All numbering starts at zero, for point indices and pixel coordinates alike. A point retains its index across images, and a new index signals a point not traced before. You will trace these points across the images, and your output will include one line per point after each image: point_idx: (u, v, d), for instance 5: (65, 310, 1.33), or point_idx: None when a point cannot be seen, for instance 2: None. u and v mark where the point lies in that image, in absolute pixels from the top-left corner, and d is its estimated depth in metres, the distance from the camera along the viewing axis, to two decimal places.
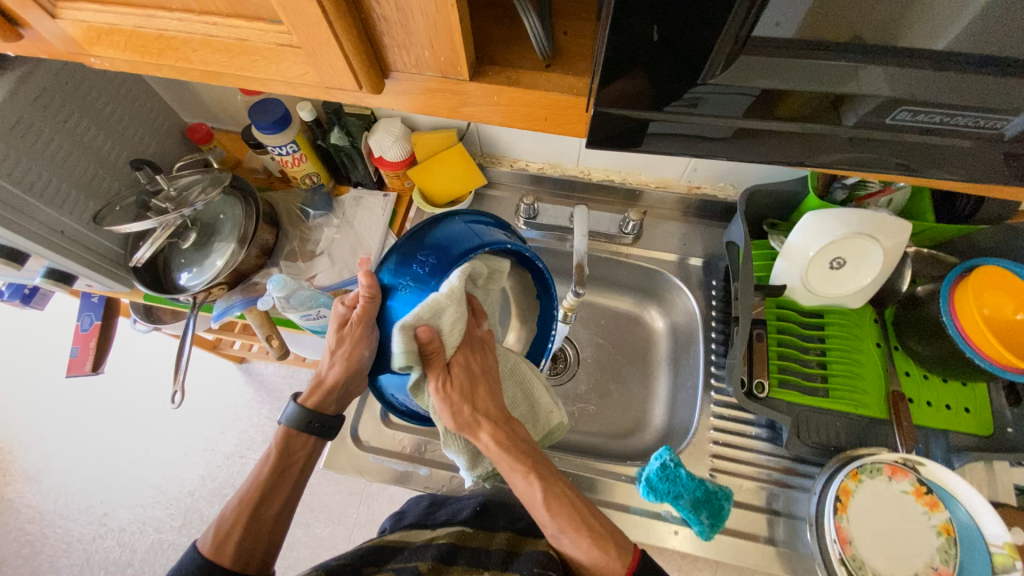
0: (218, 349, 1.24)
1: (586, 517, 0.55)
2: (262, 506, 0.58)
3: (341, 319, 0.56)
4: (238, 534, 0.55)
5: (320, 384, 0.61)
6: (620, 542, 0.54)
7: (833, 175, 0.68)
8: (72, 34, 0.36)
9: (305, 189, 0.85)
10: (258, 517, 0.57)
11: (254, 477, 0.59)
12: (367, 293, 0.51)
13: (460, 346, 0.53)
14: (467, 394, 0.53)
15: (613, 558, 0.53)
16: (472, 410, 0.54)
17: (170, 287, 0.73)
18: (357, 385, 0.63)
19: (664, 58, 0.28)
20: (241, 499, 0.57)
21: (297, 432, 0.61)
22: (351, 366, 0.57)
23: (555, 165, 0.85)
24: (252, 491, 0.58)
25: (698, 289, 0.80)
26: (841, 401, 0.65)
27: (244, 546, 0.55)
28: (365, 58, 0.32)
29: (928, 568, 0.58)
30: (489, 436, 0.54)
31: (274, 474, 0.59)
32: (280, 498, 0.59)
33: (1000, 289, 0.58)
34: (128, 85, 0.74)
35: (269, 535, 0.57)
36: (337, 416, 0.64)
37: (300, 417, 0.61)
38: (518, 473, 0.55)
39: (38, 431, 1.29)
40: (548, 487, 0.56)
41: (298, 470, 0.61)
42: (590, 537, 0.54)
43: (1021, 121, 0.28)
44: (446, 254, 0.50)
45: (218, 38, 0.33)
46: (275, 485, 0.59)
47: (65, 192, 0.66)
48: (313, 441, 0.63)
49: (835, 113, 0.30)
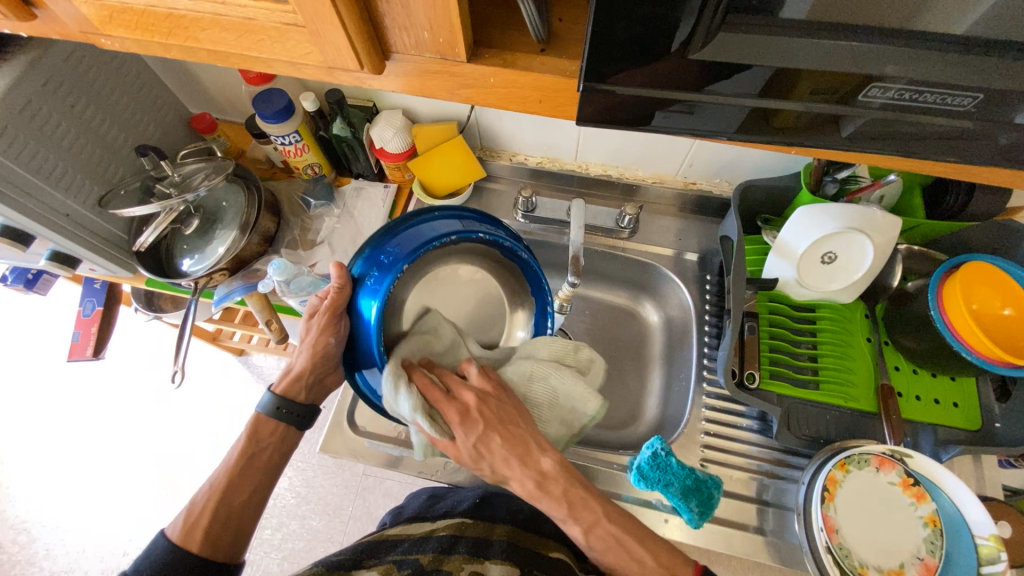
0: (218, 340, 1.25)
1: (634, 548, 0.50)
2: (230, 494, 0.57)
3: (314, 310, 0.56)
4: (206, 520, 0.55)
5: (292, 371, 0.62)
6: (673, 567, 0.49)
7: (824, 168, 0.67)
8: (84, 13, 0.37)
9: (306, 179, 0.86)
10: (226, 503, 0.57)
11: (223, 462, 0.59)
12: (337, 285, 0.53)
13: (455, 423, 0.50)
14: (485, 458, 0.51)
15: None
16: (495, 467, 0.51)
17: (172, 273, 0.74)
18: (329, 373, 0.63)
19: (651, 36, 0.29)
20: (210, 482, 0.58)
21: (267, 418, 0.62)
22: (316, 353, 0.58)
23: (553, 159, 0.87)
24: (223, 475, 0.59)
25: (692, 283, 0.81)
26: (831, 394, 0.66)
27: (213, 532, 0.55)
28: (367, 39, 0.33)
29: (914, 558, 0.58)
30: (518, 486, 0.51)
31: (243, 460, 0.59)
32: (250, 486, 0.59)
33: (988, 285, 0.60)
34: (134, 73, 0.76)
35: (238, 523, 0.57)
36: (308, 406, 0.63)
37: (271, 404, 0.62)
38: (560, 518, 0.51)
39: (36, 419, 1.30)
40: (586, 522, 0.51)
41: (265, 457, 0.60)
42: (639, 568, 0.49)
43: (995, 103, 0.29)
44: (407, 246, 0.51)
45: (225, 16, 0.35)
46: (245, 473, 0.59)
47: (71, 176, 0.67)
48: (283, 430, 0.62)
49: (813, 88, 0.31)
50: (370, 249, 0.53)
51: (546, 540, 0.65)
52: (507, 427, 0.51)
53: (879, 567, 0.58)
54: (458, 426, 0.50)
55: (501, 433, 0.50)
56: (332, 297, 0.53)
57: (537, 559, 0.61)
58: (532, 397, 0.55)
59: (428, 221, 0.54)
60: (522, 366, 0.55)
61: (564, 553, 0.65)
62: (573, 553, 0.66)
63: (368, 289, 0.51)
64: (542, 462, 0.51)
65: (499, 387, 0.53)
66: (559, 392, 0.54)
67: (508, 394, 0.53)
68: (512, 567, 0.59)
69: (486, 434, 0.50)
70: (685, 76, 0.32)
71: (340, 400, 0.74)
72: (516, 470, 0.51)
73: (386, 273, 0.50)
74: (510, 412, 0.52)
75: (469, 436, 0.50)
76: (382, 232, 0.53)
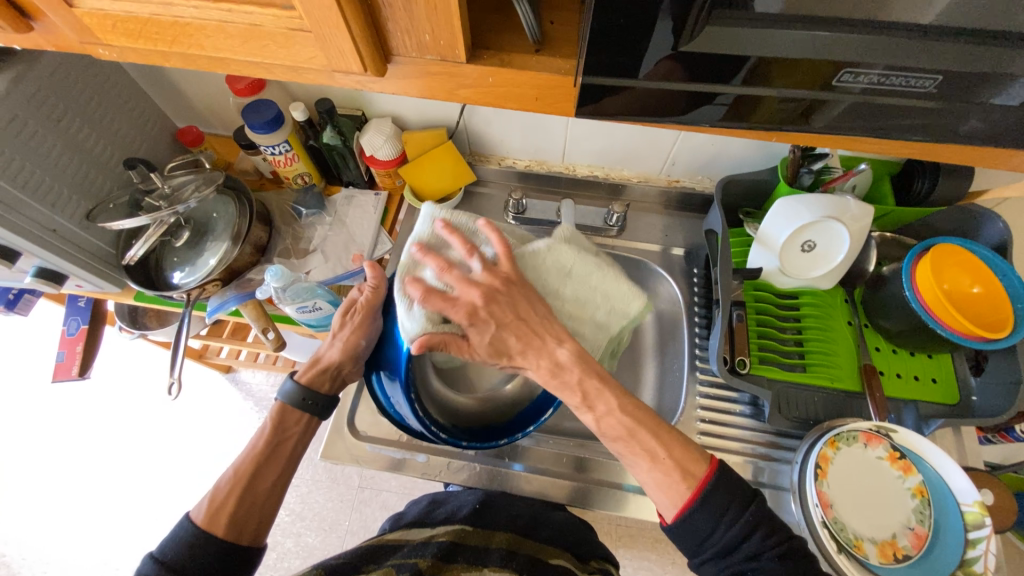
0: (205, 357, 1.22)
1: (646, 440, 0.50)
2: (256, 479, 0.57)
3: (353, 302, 0.64)
4: (233, 502, 0.54)
5: (320, 361, 0.64)
6: (684, 464, 0.49)
7: (801, 161, 0.70)
8: (86, 23, 0.38)
9: (296, 189, 0.86)
10: (252, 489, 0.56)
11: (248, 449, 0.59)
12: (373, 282, 0.61)
13: (467, 325, 0.53)
14: (503, 352, 0.55)
15: (675, 481, 0.48)
16: (513, 363, 0.55)
17: (163, 285, 0.73)
18: (352, 372, 0.66)
19: (637, 28, 0.32)
20: (235, 469, 0.57)
21: (292, 408, 0.62)
22: (348, 348, 0.63)
23: (541, 161, 0.89)
24: (248, 461, 0.58)
25: (680, 277, 0.83)
26: (817, 375, 0.69)
27: (239, 515, 0.54)
28: (371, 41, 0.35)
29: (906, 528, 0.61)
30: (533, 374, 0.54)
31: (269, 448, 0.59)
32: (275, 473, 0.59)
33: (958, 265, 0.64)
34: (121, 87, 0.76)
35: (262, 508, 0.56)
36: (330, 398, 0.64)
37: (295, 394, 0.62)
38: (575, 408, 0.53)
39: (15, 448, 1.25)
40: (596, 409, 0.52)
41: (291, 446, 0.60)
42: (649, 458, 0.50)
43: (950, 82, 0.32)
44: None
45: (231, 23, 0.36)
46: (269, 461, 0.59)
47: (58, 191, 0.66)
48: (306, 420, 0.62)
49: (789, 75, 0.33)
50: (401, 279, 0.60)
51: (547, 546, 0.64)
52: (519, 322, 0.55)
53: (873, 538, 0.60)
54: (464, 317, 0.53)
55: (516, 329, 0.55)
56: (369, 293, 0.61)
57: (539, 566, 0.60)
58: (563, 290, 0.60)
59: None
60: (562, 258, 0.60)
61: (565, 560, 0.63)
62: (574, 558, 0.65)
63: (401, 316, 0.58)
64: (559, 352, 0.54)
65: (505, 282, 0.56)
66: (595, 287, 0.60)
67: (517, 288, 0.56)
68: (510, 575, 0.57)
69: (499, 332, 0.54)
70: (671, 69, 0.34)
71: (340, 406, 0.74)
72: (531, 359, 0.54)
73: None
74: (521, 307, 0.55)
75: (482, 335, 0.54)
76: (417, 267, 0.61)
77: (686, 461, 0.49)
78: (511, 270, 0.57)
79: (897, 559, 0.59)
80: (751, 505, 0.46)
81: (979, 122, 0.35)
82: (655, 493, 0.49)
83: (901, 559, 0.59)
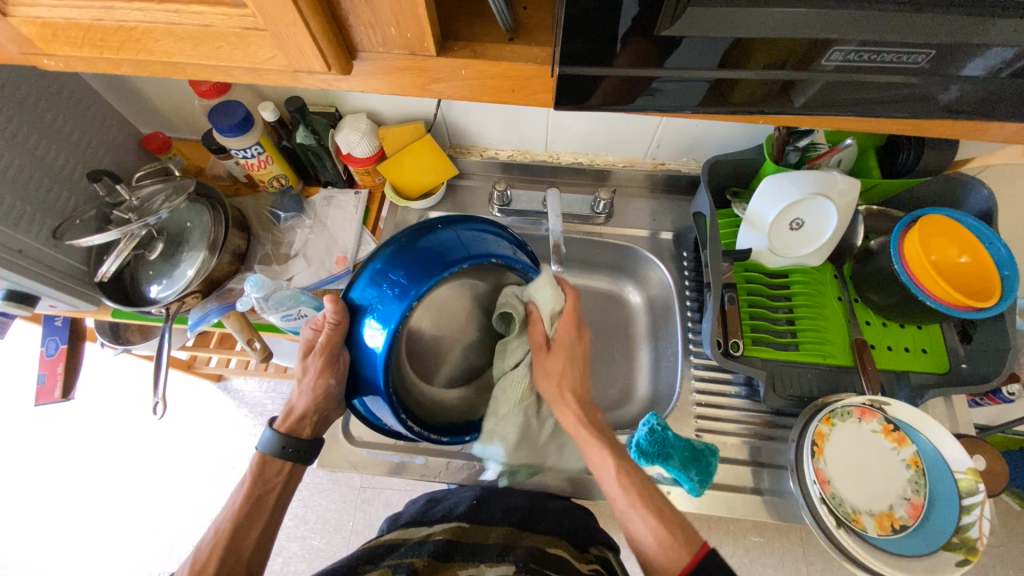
0: (193, 367, 1.20)
1: (655, 497, 0.56)
2: (239, 537, 0.57)
3: (310, 344, 0.58)
4: (214, 565, 0.54)
5: (295, 410, 0.61)
6: (687, 531, 0.53)
7: (786, 138, 0.69)
8: (25, 31, 0.36)
9: (273, 192, 0.83)
10: (235, 547, 0.56)
11: (229, 506, 0.58)
12: (333, 319, 0.52)
13: (565, 345, 0.62)
14: (564, 375, 0.61)
15: (678, 545, 0.52)
16: (558, 388, 0.61)
17: (140, 301, 0.70)
18: (332, 409, 0.63)
19: (612, 10, 0.30)
20: (215, 530, 0.57)
21: (272, 457, 0.61)
22: (318, 394, 0.59)
23: (524, 151, 0.87)
24: (228, 519, 0.58)
25: (670, 261, 0.83)
26: (810, 352, 0.69)
27: (223, 574, 0.54)
28: (333, 37, 0.33)
29: (902, 499, 0.62)
30: (565, 405, 0.61)
31: (249, 502, 0.59)
32: (258, 527, 0.58)
33: (944, 235, 0.64)
34: (78, 95, 0.72)
35: (247, 563, 0.56)
36: (314, 440, 0.63)
37: (274, 443, 0.60)
38: (597, 449, 0.59)
39: (7, 471, 1.23)
40: (620, 460, 0.58)
41: (274, 497, 0.60)
42: (656, 514, 0.54)
43: (942, 55, 0.31)
44: (437, 262, 0.49)
45: (180, 25, 0.34)
46: (251, 514, 0.58)
47: (20, 209, 0.63)
48: (289, 468, 0.62)
49: (775, 55, 0.32)
50: (379, 264, 0.50)
51: (545, 536, 0.63)
52: (584, 367, 0.64)
53: (870, 511, 0.62)
54: (568, 339, 0.62)
55: (581, 370, 0.63)
56: (328, 333, 0.53)
57: (538, 555, 0.59)
58: None
59: (439, 233, 0.52)
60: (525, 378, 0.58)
61: (565, 549, 0.62)
62: (572, 547, 0.63)
63: (373, 315, 0.50)
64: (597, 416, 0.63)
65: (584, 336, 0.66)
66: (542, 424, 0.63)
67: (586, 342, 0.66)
68: (506, 567, 0.56)
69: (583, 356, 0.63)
70: (650, 55, 0.33)
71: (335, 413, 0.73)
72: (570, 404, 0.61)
73: (391, 307, 0.49)
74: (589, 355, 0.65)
75: (564, 357, 0.61)
76: (404, 241, 0.50)
77: (690, 536, 0.53)
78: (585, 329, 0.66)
79: (894, 530, 0.61)
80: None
81: (959, 92, 0.34)
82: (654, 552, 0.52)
83: (898, 529, 0.61)
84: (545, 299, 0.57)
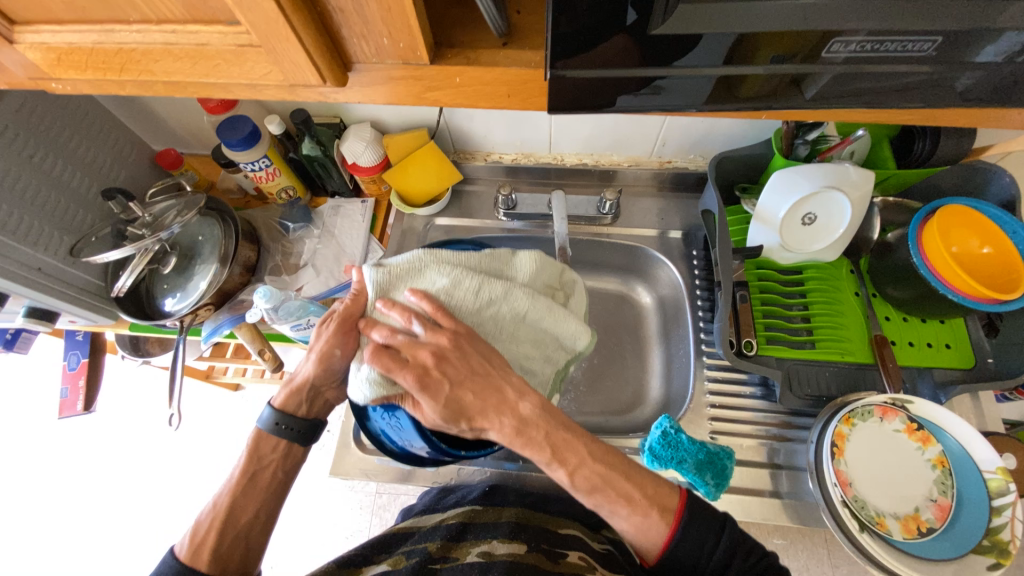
0: (211, 377, 1.22)
1: (620, 485, 0.50)
2: (235, 512, 0.57)
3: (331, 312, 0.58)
4: (214, 537, 0.55)
5: (296, 381, 0.61)
6: (660, 500, 0.50)
7: (795, 132, 0.68)
8: (32, 57, 0.37)
9: (281, 204, 0.85)
10: (232, 522, 0.57)
11: (225, 482, 0.59)
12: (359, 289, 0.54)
13: (433, 395, 0.48)
14: (463, 414, 0.49)
15: (654, 520, 0.49)
16: (473, 425, 0.49)
17: (155, 314, 0.72)
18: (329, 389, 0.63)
19: (602, 7, 0.29)
20: (213, 501, 0.57)
21: (268, 433, 0.61)
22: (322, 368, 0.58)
23: (528, 154, 0.86)
24: (226, 494, 0.58)
25: (680, 261, 0.81)
26: (828, 350, 0.67)
27: (222, 550, 0.55)
28: (327, 52, 0.34)
29: (928, 501, 0.60)
30: (496, 432, 0.49)
31: (245, 479, 0.59)
32: (255, 504, 0.58)
33: (965, 226, 0.62)
34: (92, 116, 0.74)
35: (246, 539, 0.57)
36: (308, 421, 0.62)
37: (272, 419, 0.61)
38: (546, 465, 0.50)
39: (38, 478, 1.27)
40: (570, 465, 0.50)
41: (270, 475, 0.60)
42: (626, 503, 0.50)
43: (949, 41, 0.30)
44: None
45: (177, 45, 0.35)
46: (247, 492, 0.59)
47: (39, 229, 0.65)
48: (285, 445, 0.61)
49: (766, 49, 0.31)
50: None
51: (558, 518, 0.63)
52: (471, 379, 0.49)
53: (895, 514, 0.59)
54: (421, 384, 0.48)
55: (471, 387, 0.49)
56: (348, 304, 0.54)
57: (549, 536, 0.59)
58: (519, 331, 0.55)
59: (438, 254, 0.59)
60: (518, 305, 0.53)
61: (575, 529, 0.62)
62: (586, 527, 0.65)
63: None
64: (521, 406, 0.49)
65: (444, 355, 0.49)
66: (547, 331, 0.55)
67: (466, 340, 0.50)
68: (519, 545, 0.58)
69: (454, 390, 0.48)
70: (642, 53, 0.32)
71: (345, 420, 0.73)
72: (491, 416, 0.49)
73: None
74: (474, 364, 0.50)
75: (433, 403, 0.48)
76: None
77: (660, 496, 0.51)
78: (440, 346, 0.49)
79: (921, 533, 0.58)
80: (724, 534, 0.48)
81: (973, 79, 0.33)
82: (635, 539, 0.50)
83: (925, 533, 0.58)
84: (365, 391, 0.49)
